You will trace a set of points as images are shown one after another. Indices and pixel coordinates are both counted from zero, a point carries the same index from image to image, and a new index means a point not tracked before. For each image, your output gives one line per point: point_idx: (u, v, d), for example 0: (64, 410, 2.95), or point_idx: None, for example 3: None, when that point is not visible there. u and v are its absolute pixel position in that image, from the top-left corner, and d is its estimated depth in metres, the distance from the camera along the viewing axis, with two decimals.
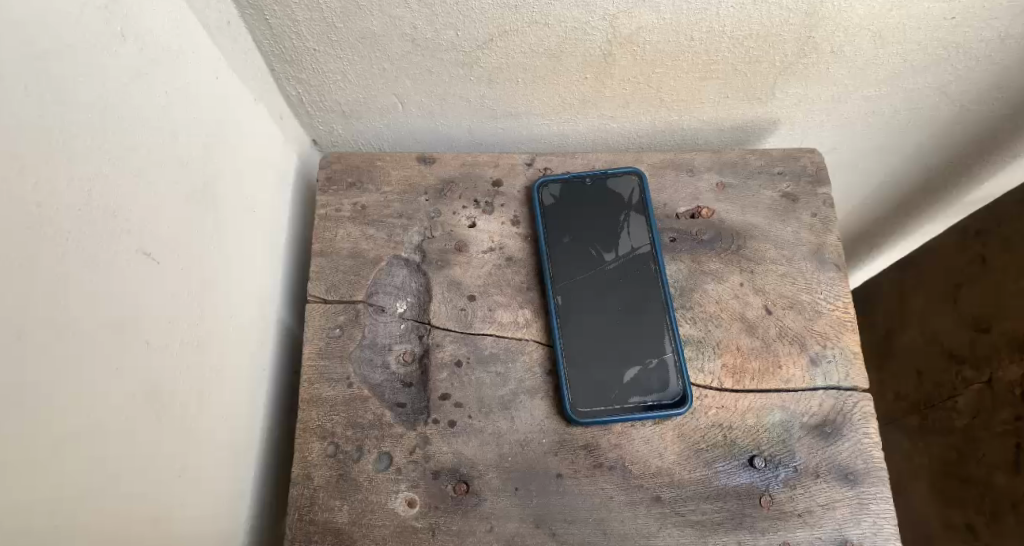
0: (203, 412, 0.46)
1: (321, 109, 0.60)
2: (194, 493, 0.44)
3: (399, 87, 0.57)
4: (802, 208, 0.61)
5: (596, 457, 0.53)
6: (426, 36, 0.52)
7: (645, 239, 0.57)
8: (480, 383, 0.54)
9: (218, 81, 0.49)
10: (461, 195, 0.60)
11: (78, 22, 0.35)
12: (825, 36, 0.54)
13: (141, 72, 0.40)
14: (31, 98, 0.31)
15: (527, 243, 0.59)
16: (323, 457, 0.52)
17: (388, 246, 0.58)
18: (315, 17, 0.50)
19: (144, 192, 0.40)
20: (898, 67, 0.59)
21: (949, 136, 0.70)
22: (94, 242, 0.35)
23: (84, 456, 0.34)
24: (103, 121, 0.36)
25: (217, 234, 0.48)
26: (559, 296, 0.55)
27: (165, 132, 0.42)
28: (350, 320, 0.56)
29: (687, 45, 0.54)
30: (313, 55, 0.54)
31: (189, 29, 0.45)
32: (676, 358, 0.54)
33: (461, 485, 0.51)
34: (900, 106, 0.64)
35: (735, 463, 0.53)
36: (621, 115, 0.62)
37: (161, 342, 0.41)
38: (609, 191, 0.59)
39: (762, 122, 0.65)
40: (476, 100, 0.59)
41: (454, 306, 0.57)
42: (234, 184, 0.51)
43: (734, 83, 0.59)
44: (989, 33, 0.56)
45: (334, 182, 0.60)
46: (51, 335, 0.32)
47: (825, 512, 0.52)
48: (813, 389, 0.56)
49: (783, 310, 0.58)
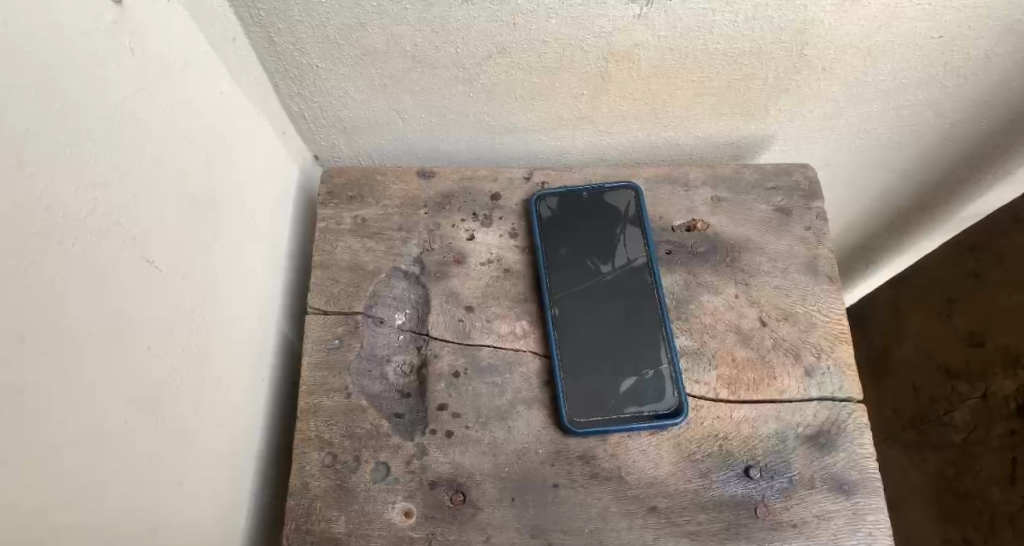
0: (202, 422, 0.46)
1: (323, 125, 0.61)
2: (191, 502, 0.45)
3: (400, 103, 0.59)
4: (795, 221, 0.62)
5: (593, 467, 0.53)
6: (427, 53, 0.53)
7: (641, 251, 0.58)
8: (478, 394, 0.55)
9: (222, 95, 0.50)
10: (460, 208, 0.61)
11: (84, 35, 0.36)
12: (816, 54, 0.56)
13: (146, 86, 0.41)
14: (36, 105, 0.32)
15: (525, 255, 0.59)
16: (321, 467, 0.52)
17: (387, 258, 0.59)
18: (319, 35, 0.51)
19: (146, 201, 0.40)
20: (889, 84, 0.60)
21: (941, 152, 0.71)
22: (97, 250, 0.36)
23: (85, 460, 0.35)
24: (107, 135, 0.37)
25: (218, 244, 0.49)
26: (556, 308, 0.56)
27: (167, 144, 0.43)
28: (350, 331, 0.57)
29: (682, 62, 0.55)
30: (316, 72, 0.55)
31: (194, 46, 0.46)
32: (672, 369, 0.54)
33: (457, 496, 0.52)
34: (892, 122, 0.65)
35: (731, 473, 0.53)
36: (618, 131, 0.63)
37: (162, 352, 0.42)
38: (606, 204, 0.60)
39: (758, 137, 0.66)
40: (475, 116, 0.61)
41: (453, 317, 0.57)
42: (235, 195, 0.52)
43: (728, 99, 0.60)
44: (978, 52, 0.57)
45: (335, 196, 0.61)
46: (51, 339, 0.32)
47: (820, 522, 0.52)
48: (808, 400, 0.56)
49: (778, 322, 0.58)
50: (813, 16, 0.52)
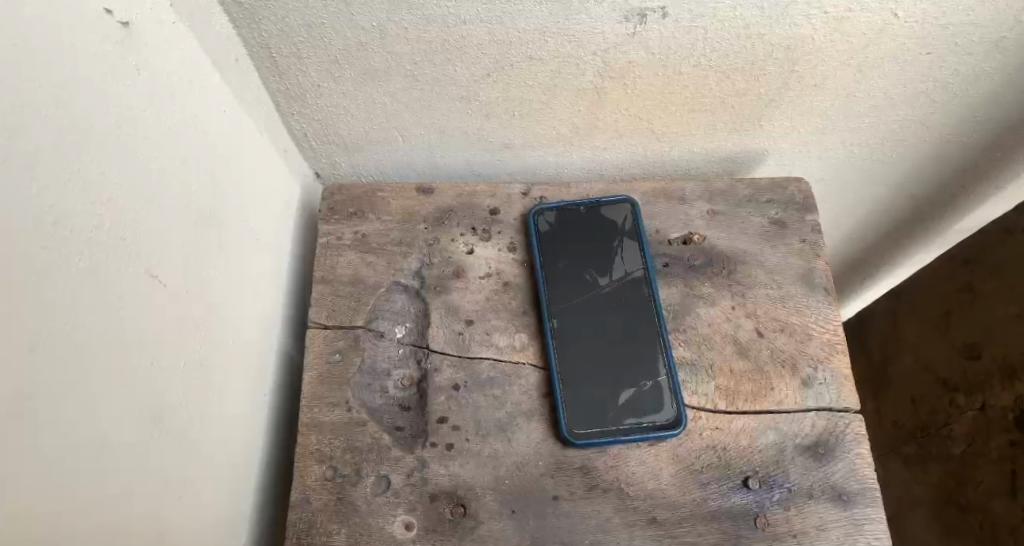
0: (204, 432, 0.46)
1: (324, 142, 0.62)
2: (192, 513, 0.44)
3: (399, 121, 0.60)
4: (790, 234, 0.63)
5: (592, 479, 0.53)
6: (426, 72, 0.55)
7: (638, 263, 0.59)
8: (478, 406, 0.55)
9: (226, 114, 0.51)
10: (459, 223, 0.62)
11: (93, 53, 0.37)
12: (808, 70, 0.57)
13: (150, 103, 0.42)
14: (43, 119, 0.33)
15: (523, 269, 0.60)
16: (322, 481, 0.53)
17: (387, 272, 0.60)
18: (320, 55, 0.53)
19: (149, 214, 0.41)
20: (877, 99, 0.61)
21: (933, 166, 0.72)
22: (100, 258, 0.36)
23: (90, 466, 0.35)
24: (110, 152, 0.37)
25: (219, 260, 0.49)
26: (555, 319, 0.56)
27: (170, 159, 0.43)
28: (350, 345, 0.57)
29: (677, 79, 0.57)
30: (317, 91, 0.56)
31: (198, 66, 0.47)
32: (670, 381, 0.55)
33: (458, 508, 0.52)
34: (883, 137, 0.67)
35: (730, 483, 0.54)
36: (615, 146, 0.64)
37: (164, 363, 0.42)
38: (603, 218, 0.60)
39: (752, 152, 0.67)
40: (473, 133, 0.62)
41: (452, 330, 0.58)
42: (237, 211, 0.52)
43: (722, 114, 0.61)
44: (963, 68, 0.58)
45: (337, 212, 0.62)
46: (54, 346, 0.33)
47: (820, 533, 0.52)
48: (805, 410, 0.56)
49: (774, 333, 0.59)
50: (802, 32, 0.53)
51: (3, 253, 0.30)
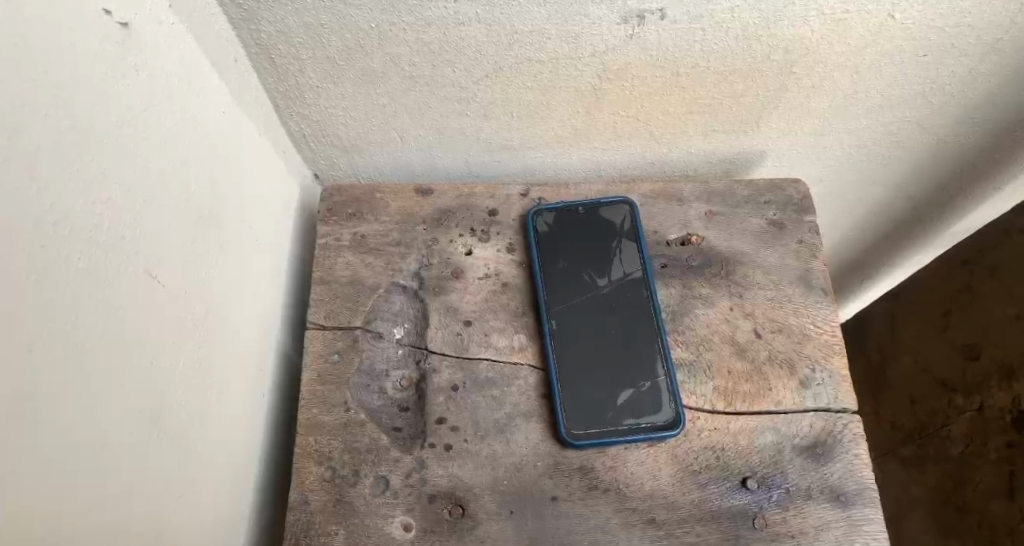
0: (203, 433, 0.46)
1: (323, 143, 0.63)
2: (191, 514, 0.44)
3: (398, 122, 0.60)
4: (788, 235, 0.63)
5: (591, 480, 0.53)
6: (424, 73, 0.55)
7: (637, 264, 0.59)
8: (476, 407, 0.55)
9: (225, 115, 0.51)
10: (458, 224, 0.62)
11: (93, 54, 0.37)
12: (805, 71, 0.57)
13: (150, 104, 0.42)
14: (43, 120, 0.33)
15: (522, 270, 0.60)
16: (321, 481, 0.53)
17: (386, 273, 0.60)
18: (319, 56, 0.53)
19: (149, 215, 0.41)
20: (875, 100, 0.61)
21: (931, 167, 0.72)
22: (99, 258, 0.36)
23: (90, 466, 0.35)
24: (110, 153, 0.38)
25: (218, 260, 0.49)
26: (554, 320, 0.57)
27: (169, 159, 0.43)
28: (348, 346, 0.57)
29: (675, 80, 0.57)
30: (316, 92, 0.56)
31: (197, 67, 0.47)
32: (669, 381, 0.55)
33: (456, 509, 0.52)
34: (880, 138, 0.67)
35: (729, 484, 0.54)
36: (613, 147, 0.65)
37: (163, 364, 0.42)
38: (602, 219, 0.61)
39: (750, 153, 0.67)
40: (472, 133, 0.62)
41: (451, 331, 0.58)
42: (236, 212, 0.52)
43: (720, 115, 0.61)
44: (960, 70, 0.58)
45: (335, 213, 0.62)
46: (54, 347, 0.33)
47: (819, 533, 0.52)
48: (803, 411, 0.56)
49: (773, 334, 0.59)
50: (800, 33, 0.53)
51: (3, 253, 0.30)
